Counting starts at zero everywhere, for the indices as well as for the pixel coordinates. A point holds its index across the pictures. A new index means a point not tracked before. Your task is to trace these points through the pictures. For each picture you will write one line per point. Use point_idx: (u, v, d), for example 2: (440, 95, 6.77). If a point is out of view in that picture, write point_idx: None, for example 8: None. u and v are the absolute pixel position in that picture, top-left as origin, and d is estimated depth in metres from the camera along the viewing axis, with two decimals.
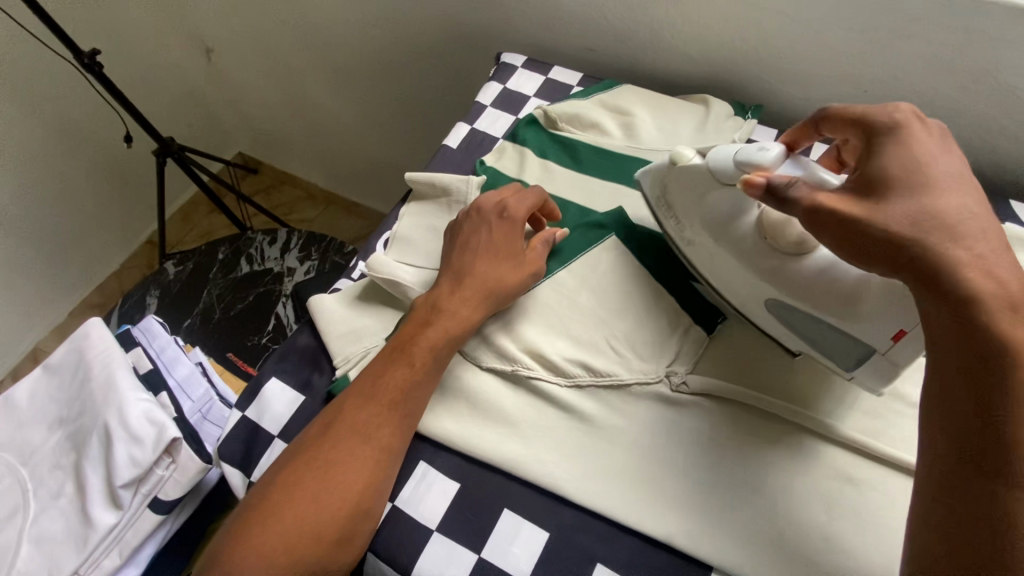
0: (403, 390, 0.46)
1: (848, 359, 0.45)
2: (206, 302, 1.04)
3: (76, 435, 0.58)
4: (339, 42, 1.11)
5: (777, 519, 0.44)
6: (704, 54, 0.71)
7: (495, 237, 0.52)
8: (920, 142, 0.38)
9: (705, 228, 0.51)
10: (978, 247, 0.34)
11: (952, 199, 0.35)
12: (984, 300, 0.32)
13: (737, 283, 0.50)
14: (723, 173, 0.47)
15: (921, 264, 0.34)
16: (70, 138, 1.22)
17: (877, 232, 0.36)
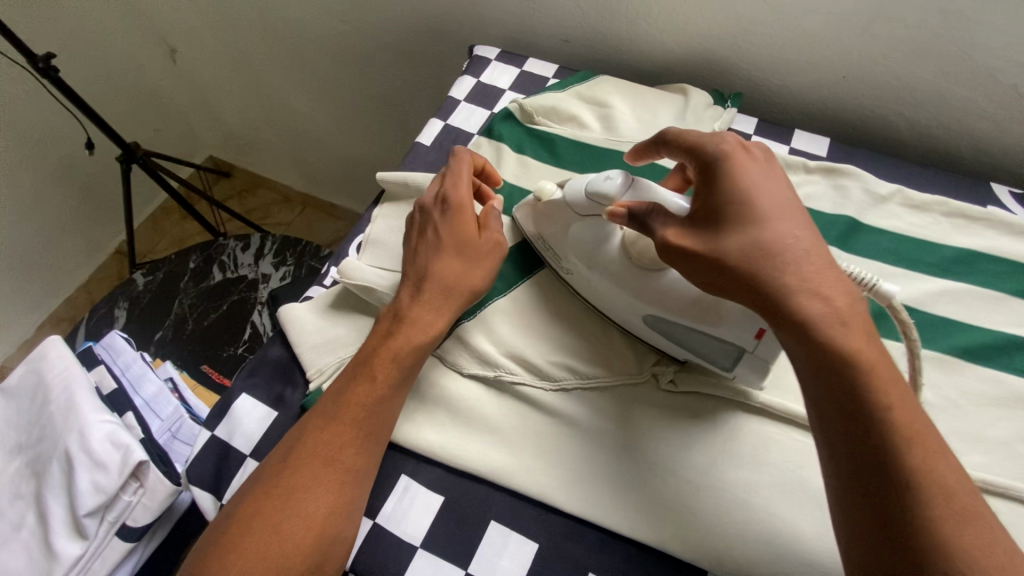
0: (367, 406, 0.43)
1: (724, 360, 0.46)
2: (177, 312, 1.00)
3: (37, 462, 0.55)
4: (308, 39, 1.07)
5: (772, 519, 0.43)
6: (681, 42, 0.70)
7: (445, 228, 0.50)
8: (742, 170, 0.42)
9: (577, 258, 0.51)
10: (799, 267, 0.38)
11: (775, 223, 0.39)
12: (816, 321, 0.36)
13: (618, 307, 0.49)
14: (580, 202, 0.49)
15: (756, 294, 0.38)
16: (28, 146, 1.16)
17: (717, 268, 0.39)
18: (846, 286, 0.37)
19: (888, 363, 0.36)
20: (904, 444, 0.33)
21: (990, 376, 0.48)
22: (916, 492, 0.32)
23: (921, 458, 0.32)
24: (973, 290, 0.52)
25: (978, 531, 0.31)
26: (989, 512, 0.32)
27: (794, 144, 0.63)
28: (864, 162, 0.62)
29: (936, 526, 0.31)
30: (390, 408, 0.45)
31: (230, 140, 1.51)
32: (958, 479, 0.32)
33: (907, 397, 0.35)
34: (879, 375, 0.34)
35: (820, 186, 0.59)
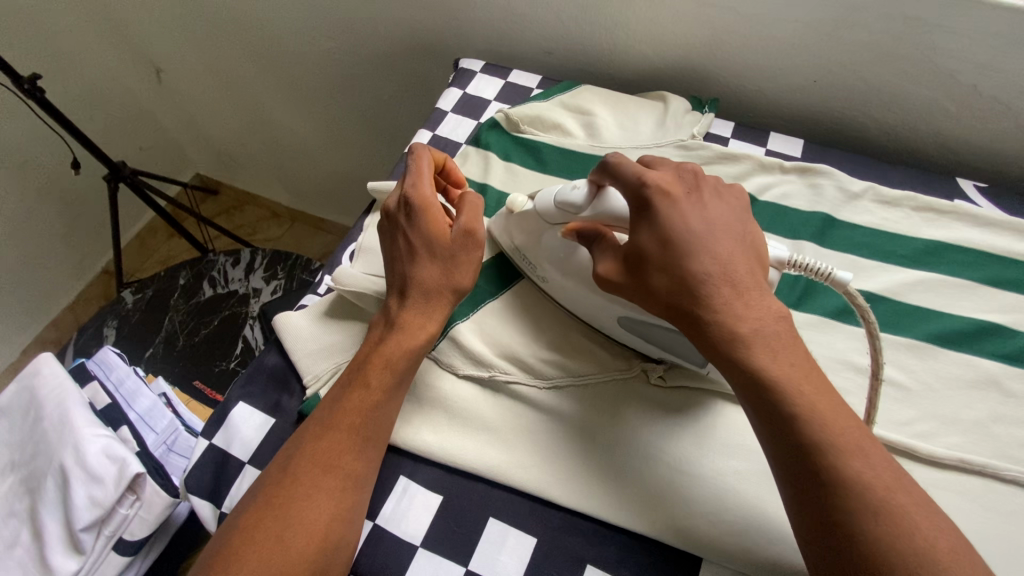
0: (364, 409, 0.44)
1: (697, 358, 0.47)
2: (168, 329, 1.00)
3: (31, 479, 0.55)
4: (293, 55, 1.09)
5: (760, 502, 0.44)
6: (658, 52, 0.72)
7: (417, 230, 0.49)
8: (671, 204, 0.42)
9: (553, 272, 0.52)
10: (721, 295, 0.39)
11: (697, 251, 0.40)
12: (731, 345, 0.38)
13: (595, 312, 0.51)
14: (549, 211, 0.50)
15: (689, 325, 0.40)
16: (15, 168, 1.17)
17: (656, 303, 0.42)
18: (764, 305, 0.39)
19: (811, 375, 0.37)
20: (824, 455, 0.35)
21: (962, 360, 0.51)
22: (838, 492, 0.34)
23: (838, 465, 0.34)
24: (945, 280, 0.55)
25: (898, 518, 0.33)
26: (914, 502, 0.34)
27: (770, 146, 0.66)
28: (838, 162, 0.65)
29: (859, 524, 0.33)
30: (387, 414, 0.45)
31: (217, 157, 1.52)
32: (879, 475, 0.34)
33: (832, 405, 0.36)
34: (799, 388, 0.36)
35: (796, 185, 0.61)
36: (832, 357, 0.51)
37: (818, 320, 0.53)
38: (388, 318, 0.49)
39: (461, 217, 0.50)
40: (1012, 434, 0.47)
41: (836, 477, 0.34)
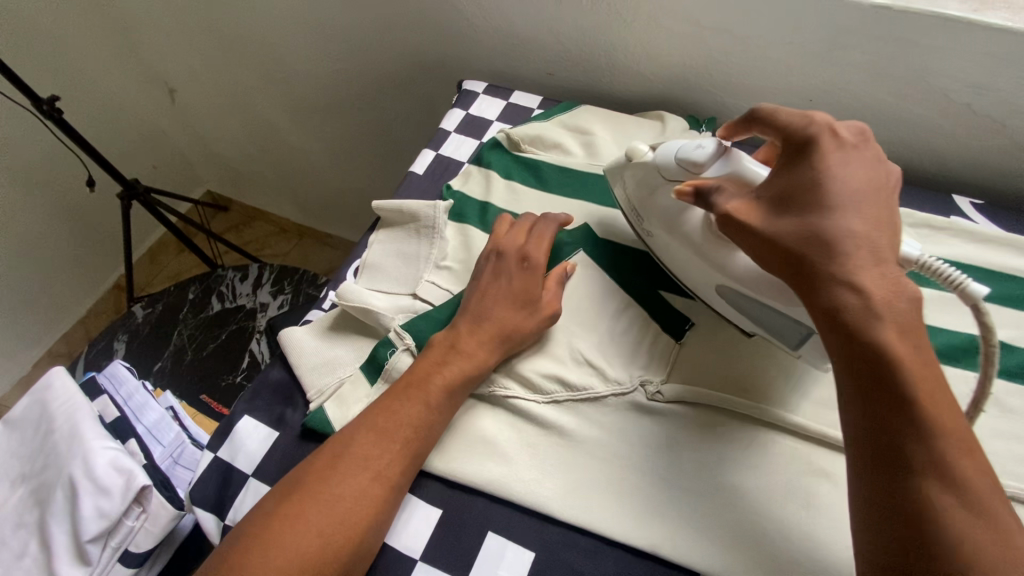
0: (417, 424, 0.46)
1: (791, 339, 0.46)
2: (177, 343, 1.02)
3: (41, 490, 0.56)
4: (302, 75, 1.12)
5: (759, 519, 0.45)
6: (657, 72, 0.74)
7: (522, 279, 0.53)
8: (831, 156, 0.42)
9: (658, 225, 0.53)
10: (859, 257, 0.37)
11: (839, 207, 0.39)
12: (855, 311, 0.36)
13: (692, 273, 0.52)
14: (669, 167, 0.52)
15: (798, 270, 0.39)
16: (32, 185, 1.20)
17: (775, 250, 0.41)
18: (897, 278, 0.37)
19: (932, 365, 0.35)
20: (929, 441, 0.34)
21: (960, 375, 0.51)
22: (930, 479, 0.33)
23: (930, 446, 0.33)
24: (943, 296, 0.55)
25: (988, 524, 0.32)
26: (1012, 518, 0.33)
27: None
28: None
29: (947, 517, 0.32)
30: (428, 435, 0.47)
31: (227, 174, 1.55)
32: (978, 479, 0.33)
33: (948, 399, 0.35)
34: (921, 372, 0.35)
35: None
36: None
37: None
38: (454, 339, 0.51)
39: (551, 291, 0.54)
40: (1012, 450, 0.47)
41: (936, 467, 0.33)
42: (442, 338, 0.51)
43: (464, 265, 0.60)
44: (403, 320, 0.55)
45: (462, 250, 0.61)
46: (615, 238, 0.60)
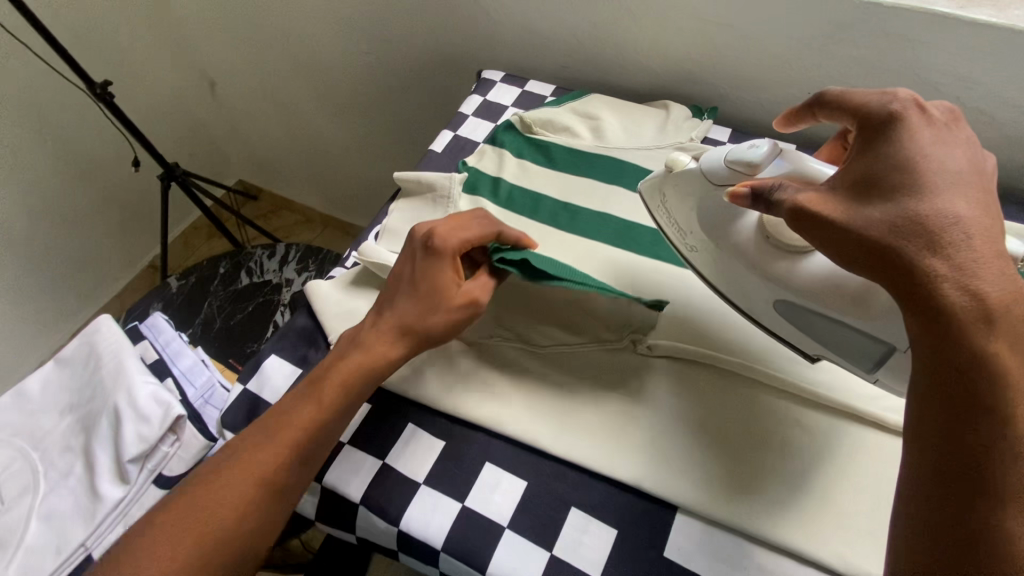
0: (311, 418, 0.48)
1: (866, 362, 0.44)
2: (207, 313, 1.09)
3: (87, 418, 0.62)
4: (333, 68, 1.19)
5: (734, 461, 0.49)
6: (663, 65, 0.79)
7: (423, 264, 0.52)
8: (924, 139, 0.38)
9: (708, 237, 0.51)
10: (968, 251, 0.33)
11: (943, 195, 0.35)
12: (959, 313, 0.32)
13: (747, 286, 0.50)
14: (717, 172, 0.47)
15: (893, 268, 0.35)
16: (82, 166, 1.31)
17: (861, 240, 0.36)
18: (1012, 280, 0.33)
19: None
20: (1013, 458, 0.32)
21: None
22: (1008, 498, 0.31)
23: (1015, 462, 0.32)
24: None
25: None
26: None
27: None
28: None
29: (1019, 534, 0.31)
30: (315, 431, 0.47)
31: (259, 164, 1.64)
32: None
33: None
34: (1018, 384, 0.32)
35: None
36: None
37: None
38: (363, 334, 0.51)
39: (473, 282, 0.51)
40: None
41: (1016, 485, 0.31)
42: (356, 332, 0.52)
43: None
44: None
45: None
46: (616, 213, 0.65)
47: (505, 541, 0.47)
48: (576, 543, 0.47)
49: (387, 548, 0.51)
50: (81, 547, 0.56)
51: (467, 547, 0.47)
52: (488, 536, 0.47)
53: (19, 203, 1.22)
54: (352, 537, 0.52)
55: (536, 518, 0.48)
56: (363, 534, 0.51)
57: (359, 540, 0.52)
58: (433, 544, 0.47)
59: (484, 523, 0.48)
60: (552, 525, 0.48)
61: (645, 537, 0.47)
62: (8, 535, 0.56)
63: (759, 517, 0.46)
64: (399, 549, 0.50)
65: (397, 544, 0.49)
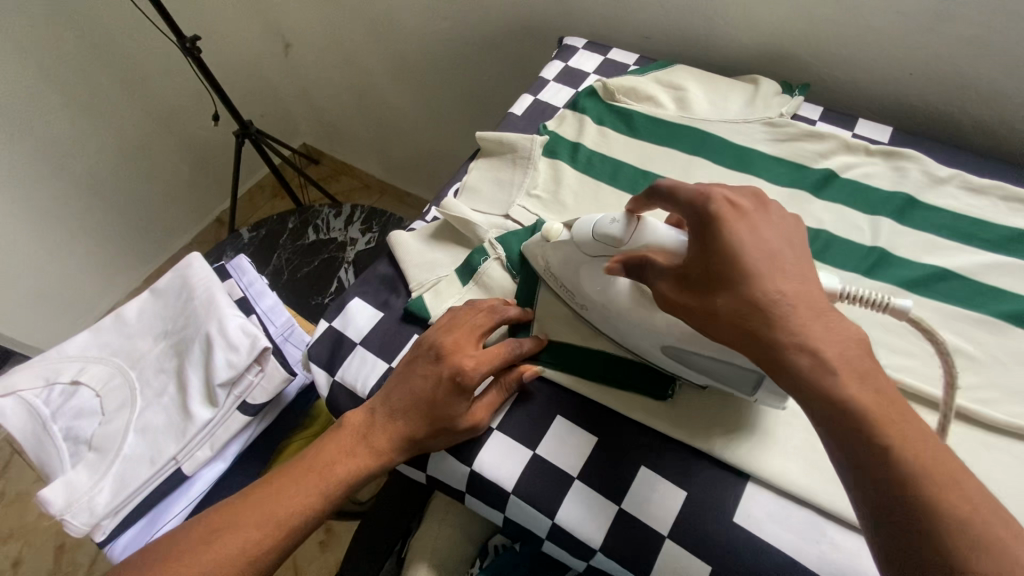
0: (314, 497, 0.49)
1: (746, 388, 0.45)
2: (276, 264, 1.14)
3: (180, 344, 0.66)
4: (406, 33, 1.21)
5: (812, 437, 0.48)
6: (754, 40, 0.77)
7: (444, 385, 0.49)
8: (737, 228, 0.38)
9: (592, 296, 0.51)
10: (795, 321, 0.35)
11: (762, 271, 0.37)
12: (820, 384, 0.33)
13: (635, 336, 0.50)
14: (586, 243, 0.50)
15: (760, 352, 0.36)
16: (163, 118, 1.38)
17: (720, 326, 0.37)
18: (844, 340, 0.34)
19: (903, 414, 0.33)
20: (930, 511, 0.31)
21: None
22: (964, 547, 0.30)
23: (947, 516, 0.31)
24: None
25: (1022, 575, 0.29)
26: None
27: (857, 131, 0.68)
28: (927, 150, 0.66)
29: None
30: (317, 510, 0.50)
31: (324, 128, 1.69)
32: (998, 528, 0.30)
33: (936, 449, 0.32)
34: (892, 429, 0.32)
35: (879, 167, 0.64)
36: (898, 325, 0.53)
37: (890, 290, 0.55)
38: (365, 432, 0.50)
39: (483, 400, 0.50)
40: None
41: (949, 543, 0.30)
42: (357, 422, 0.51)
43: (553, 195, 0.66)
44: (496, 233, 0.61)
45: (552, 182, 0.67)
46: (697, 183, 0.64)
47: (573, 491, 0.48)
48: (644, 500, 0.47)
49: (455, 488, 0.53)
50: (172, 460, 0.60)
51: (536, 493, 0.48)
52: (557, 485, 0.49)
53: (106, 148, 1.30)
54: (422, 475, 0.55)
55: (606, 473, 0.49)
56: (434, 473, 0.53)
57: (428, 479, 0.55)
58: (504, 487, 0.49)
59: (554, 471, 0.49)
60: (622, 481, 0.48)
61: (714, 501, 0.47)
62: (108, 442, 0.61)
63: (836, 495, 0.45)
64: (468, 490, 0.52)
65: (467, 484, 0.51)
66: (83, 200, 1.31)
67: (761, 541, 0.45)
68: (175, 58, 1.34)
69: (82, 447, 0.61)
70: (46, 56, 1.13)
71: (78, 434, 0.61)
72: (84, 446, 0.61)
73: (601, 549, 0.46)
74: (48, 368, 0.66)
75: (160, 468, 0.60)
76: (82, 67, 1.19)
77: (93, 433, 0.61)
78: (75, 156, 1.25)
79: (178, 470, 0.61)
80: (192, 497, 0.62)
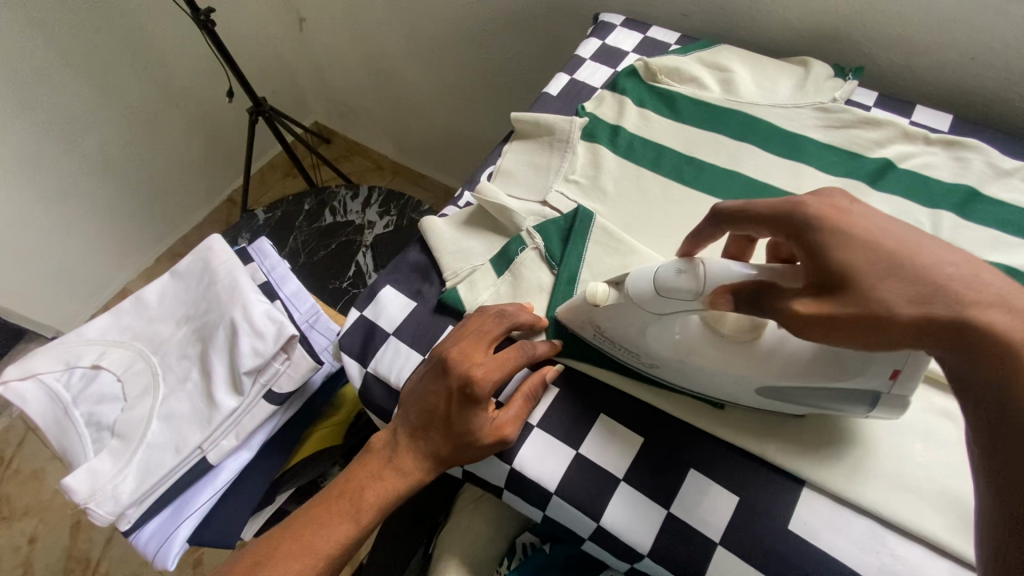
0: (347, 524, 0.49)
1: (861, 404, 0.43)
2: (292, 247, 1.11)
3: (202, 329, 0.64)
4: (428, 9, 1.16)
5: (872, 443, 0.46)
6: (804, 20, 0.72)
7: (456, 401, 0.46)
8: (853, 217, 0.36)
9: (663, 352, 0.46)
10: (981, 295, 0.31)
11: (924, 252, 0.33)
12: (1017, 363, 0.30)
13: (724, 384, 0.46)
14: (651, 299, 0.44)
15: (946, 343, 0.31)
16: (177, 94, 1.35)
17: (898, 323, 0.32)
18: None
19: None
20: None
21: None
22: None
23: None
24: None
25: None
26: None
27: (914, 118, 0.64)
28: (989, 141, 0.63)
29: None
30: (352, 541, 0.49)
31: (338, 106, 1.64)
32: None
33: None
34: None
35: (939, 157, 0.60)
36: None
37: None
38: (390, 454, 0.50)
39: (507, 412, 0.47)
40: None
41: None
42: (382, 445, 0.51)
43: (593, 181, 0.62)
44: (535, 221, 0.59)
45: (592, 167, 0.64)
46: (746, 172, 0.61)
47: (619, 492, 0.46)
48: (694, 504, 0.45)
49: (493, 485, 0.51)
50: (198, 449, 0.59)
51: (580, 493, 0.46)
52: (603, 486, 0.47)
53: (118, 125, 1.27)
54: (458, 470, 0.52)
55: (655, 476, 0.47)
56: (471, 469, 0.51)
57: (464, 475, 0.53)
58: (546, 486, 0.47)
59: (599, 471, 0.47)
60: (670, 484, 0.46)
61: (768, 506, 0.45)
62: (131, 430, 0.59)
63: (899, 504, 0.43)
64: (506, 488, 0.50)
65: (507, 482, 0.49)
66: (94, 177, 1.28)
67: (819, 551, 0.43)
68: (189, 32, 1.29)
69: (104, 434, 0.59)
70: (58, 28, 1.10)
71: (100, 420, 0.60)
72: (107, 433, 0.59)
73: (649, 553, 0.45)
74: (67, 351, 0.64)
75: (185, 457, 0.58)
76: (93, 40, 1.15)
77: (116, 420, 0.60)
78: (86, 132, 1.22)
79: (203, 459, 0.59)
80: (217, 487, 0.60)
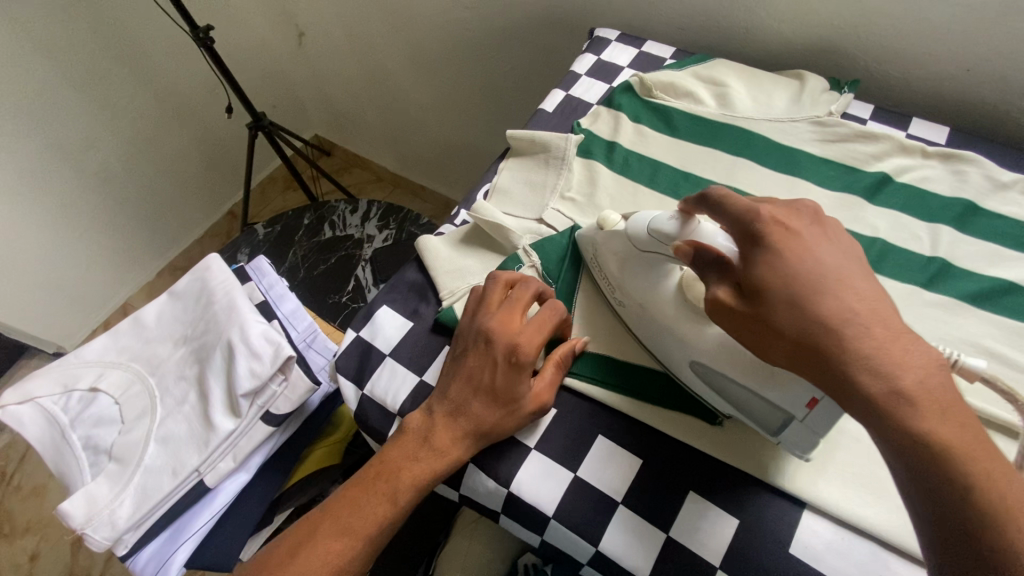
0: (388, 504, 0.46)
1: (771, 424, 0.44)
2: (292, 262, 1.11)
3: (200, 351, 0.64)
4: (426, 23, 1.16)
5: (871, 463, 0.45)
6: (799, 33, 0.72)
7: (501, 368, 0.47)
8: (789, 243, 0.38)
9: (634, 294, 0.51)
10: (867, 341, 0.33)
11: (833, 280, 0.36)
12: (882, 404, 0.32)
13: (669, 346, 0.49)
14: (641, 239, 0.49)
15: (821, 374, 0.34)
16: (176, 111, 1.36)
17: (780, 340, 0.36)
18: (921, 359, 0.33)
19: (979, 441, 0.31)
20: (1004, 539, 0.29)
21: None
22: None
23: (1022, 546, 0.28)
24: None
25: None
26: None
27: (911, 131, 0.64)
28: (987, 153, 0.62)
29: None
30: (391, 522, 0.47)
31: (337, 119, 1.65)
32: None
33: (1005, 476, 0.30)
34: (965, 456, 0.30)
35: (937, 170, 0.60)
36: (960, 335, 0.50)
37: (954, 301, 0.52)
38: (427, 434, 0.47)
39: (543, 378, 0.49)
40: None
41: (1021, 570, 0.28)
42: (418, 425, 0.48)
43: (588, 198, 0.62)
44: (530, 240, 0.59)
45: (587, 184, 0.63)
46: (743, 187, 0.61)
47: (617, 517, 0.46)
48: (694, 527, 0.45)
49: (490, 509, 0.50)
50: (195, 472, 0.59)
51: (577, 517, 0.46)
52: (600, 510, 0.46)
53: (118, 142, 1.28)
54: (455, 493, 0.52)
55: (653, 498, 0.46)
56: (468, 493, 0.50)
57: (461, 498, 0.52)
58: (544, 510, 0.46)
59: (596, 494, 0.47)
60: (668, 507, 0.46)
61: (768, 529, 0.44)
62: (128, 453, 0.59)
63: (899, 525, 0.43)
64: (503, 512, 0.49)
65: (504, 506, 0.48)
66: (95, 194, 1.29)
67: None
68: (188, 50, 1.30)
69: (101, 458, 0.59)
70: (59, 49, 1.11)
71: (97, 444, 0.59)
72: (104, 457, 0.59)
73: None
74: (64, 373, 0.64)
75: (182, 480, 0.58)
76: (94, 60, 1.16)
77: (113, 443, 0.59)
78: (87, 150, 1.23)
79: (200, 482, 0.59)
80: (213, 510, 0.60)
